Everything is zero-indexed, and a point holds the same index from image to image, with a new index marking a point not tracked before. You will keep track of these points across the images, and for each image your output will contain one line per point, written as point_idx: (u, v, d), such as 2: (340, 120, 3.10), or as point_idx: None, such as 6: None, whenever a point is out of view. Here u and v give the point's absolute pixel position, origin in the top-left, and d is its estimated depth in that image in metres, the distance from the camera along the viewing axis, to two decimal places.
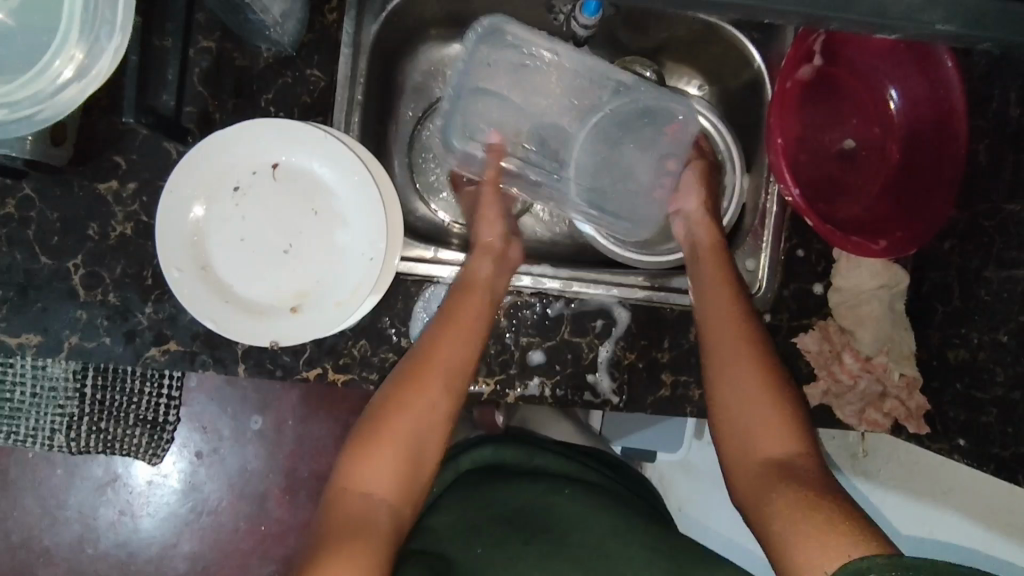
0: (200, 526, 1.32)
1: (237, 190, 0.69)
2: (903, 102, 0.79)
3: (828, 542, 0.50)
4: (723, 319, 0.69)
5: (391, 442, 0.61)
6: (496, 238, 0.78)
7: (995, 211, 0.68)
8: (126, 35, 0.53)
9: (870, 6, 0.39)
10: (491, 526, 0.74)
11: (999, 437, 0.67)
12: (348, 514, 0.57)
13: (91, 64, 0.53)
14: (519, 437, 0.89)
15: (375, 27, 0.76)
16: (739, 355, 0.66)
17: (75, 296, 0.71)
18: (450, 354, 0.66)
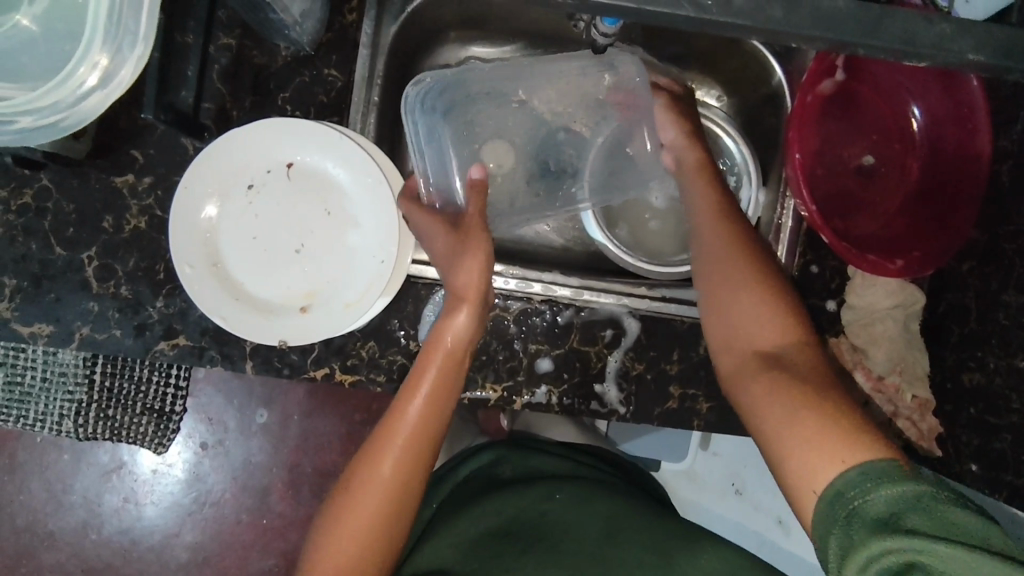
0: (204, 517, 1.32)
1: (250, 188, 0.69)
2: (925, 121, 0.79)
3: (821, 446, 0.49)
4: (712, 233, 0.66)
5: (357, 524, 0.58)
6: (469, 283, 0.63)
7: (1016, 234, 0.67)
8: (148, 45, 0.53)
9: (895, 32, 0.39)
10: (488, 537, 0.73)
11: (1013, 464, 0.66)
12: None
13: (114, 71, 0.53)
14: (519, 443, 0.89)
15: (395, 28, 0.76)
16: (731, 268, 0.62)
17: (88, 288, 0.72)
18: (414, 424, 0.60)
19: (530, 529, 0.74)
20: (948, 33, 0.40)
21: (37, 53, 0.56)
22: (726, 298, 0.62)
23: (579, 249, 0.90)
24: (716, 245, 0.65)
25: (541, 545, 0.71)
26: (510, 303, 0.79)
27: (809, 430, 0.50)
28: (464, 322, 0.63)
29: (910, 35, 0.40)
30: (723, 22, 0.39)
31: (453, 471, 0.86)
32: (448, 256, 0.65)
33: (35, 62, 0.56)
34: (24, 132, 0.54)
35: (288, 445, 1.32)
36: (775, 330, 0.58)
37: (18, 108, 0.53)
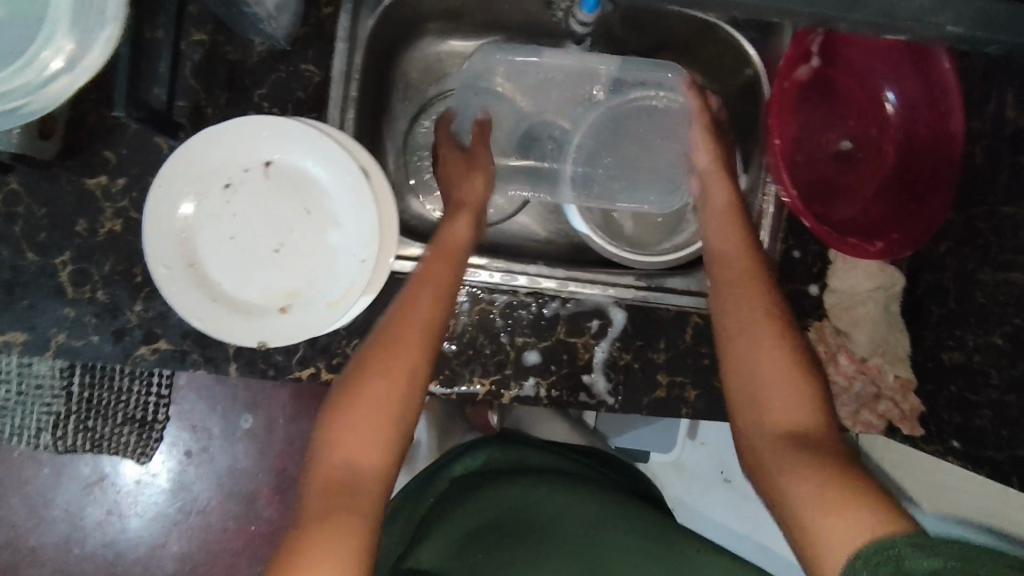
0: (176, 525, 1.30)
1: (227, 187, 0.68)
2: (900, 104, 0.79)
3: (844, 512, 0.48)
4: (733, 280, 0.66)
5: (370, 402, 0.57)
6: (475, 198, 0.78)
7: (991, 214, 0.69)
8: (116, 26, 0.53)
9: (875, 10, 0.40)
10: (486, 528, 0.73)
11: (993, 438, 0.67)
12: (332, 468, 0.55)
13: (81, 55, 0.53)
14: (517, 439, 0.90)
15: (372, 21, 0.75)
16: (753, 320, 0.62)
17: (63, 293, 0.70)
18: (418, 317, 0.63)
19: (514, 520, 0.73)
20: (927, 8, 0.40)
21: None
22: (756, 367, 0.60)
23: (563, 241, 0.90)
24: (736, 295, 0.64)
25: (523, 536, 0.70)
26: (496, 296, 0.78)
27: (847, 514, 0.48)
28: (465, 222, 0.74)
29: (892, 13, 0.40)
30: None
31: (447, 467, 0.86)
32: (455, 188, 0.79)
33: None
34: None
35: (274, 449, 1.30)
36: (801, 406, 0.57)
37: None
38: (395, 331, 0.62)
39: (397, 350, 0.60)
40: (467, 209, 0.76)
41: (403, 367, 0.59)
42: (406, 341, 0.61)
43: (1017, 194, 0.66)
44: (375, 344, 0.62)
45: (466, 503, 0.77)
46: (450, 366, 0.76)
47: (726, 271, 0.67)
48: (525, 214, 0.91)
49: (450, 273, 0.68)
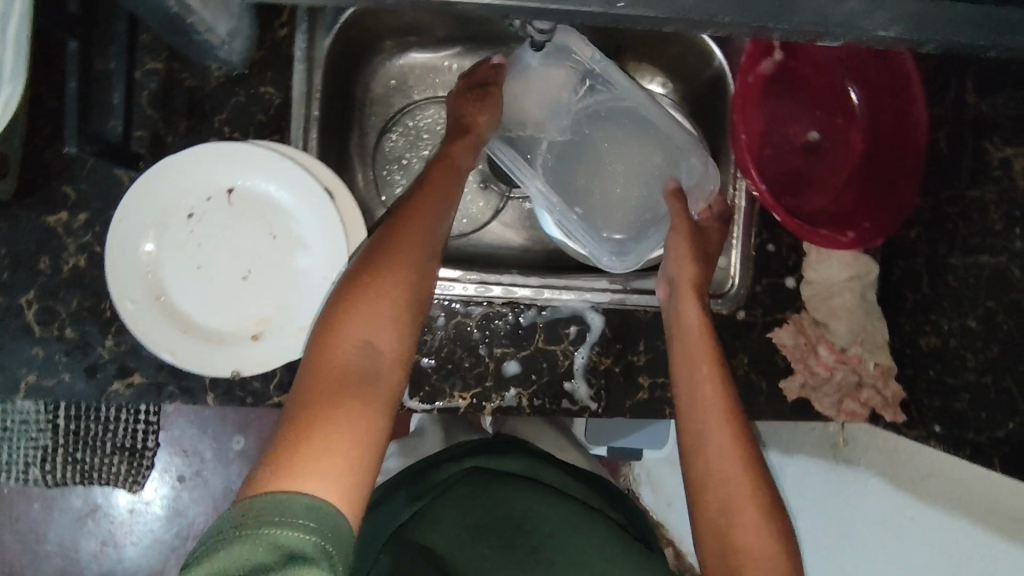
0: (172, 551, 1.29)
1: (191, 216, 0.67)
2: (864, 93, 0.80)
3: None
4: (698, 385, 0.67)
5: (383, 306, 0.58)
6: (479, 115, 0.77)
7: (958, 198, 0.69)
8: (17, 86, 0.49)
9: None
10: (481, 534, 0.72)
11: (973, 422, 0.67)
12: (344, 363, 0.55)
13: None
14: (526, 448, 0.86)
15: (329, 40, 0.75)
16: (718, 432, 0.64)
17: (31, 333, 0.69)
18: (425, 233, 0.65)
19: (525, 532, 0.72)
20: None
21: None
22: (721, 479, 0.62)
23: (540, 247, 0.90)
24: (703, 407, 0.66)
25: (532, 555, 0.69)
26: (471, 308, 0.78)
27: None
28: (465, 152, 0.76)
29: None
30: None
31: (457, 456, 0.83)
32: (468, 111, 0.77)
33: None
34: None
35: None
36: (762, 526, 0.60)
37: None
38: (406, 233, 0.64)
39: (407, 254, 0.62)
40: (468, 137, 0.76)
41: (410, 277, 0.61)
42: (411, 254, 0.62)
43: (981, 177, 0.66)
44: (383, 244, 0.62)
45: (476, 501, 0.75)
46: (431, 381, 0.76)
47: (699, 402, 0.67)
48: (500, 223, 0.91)
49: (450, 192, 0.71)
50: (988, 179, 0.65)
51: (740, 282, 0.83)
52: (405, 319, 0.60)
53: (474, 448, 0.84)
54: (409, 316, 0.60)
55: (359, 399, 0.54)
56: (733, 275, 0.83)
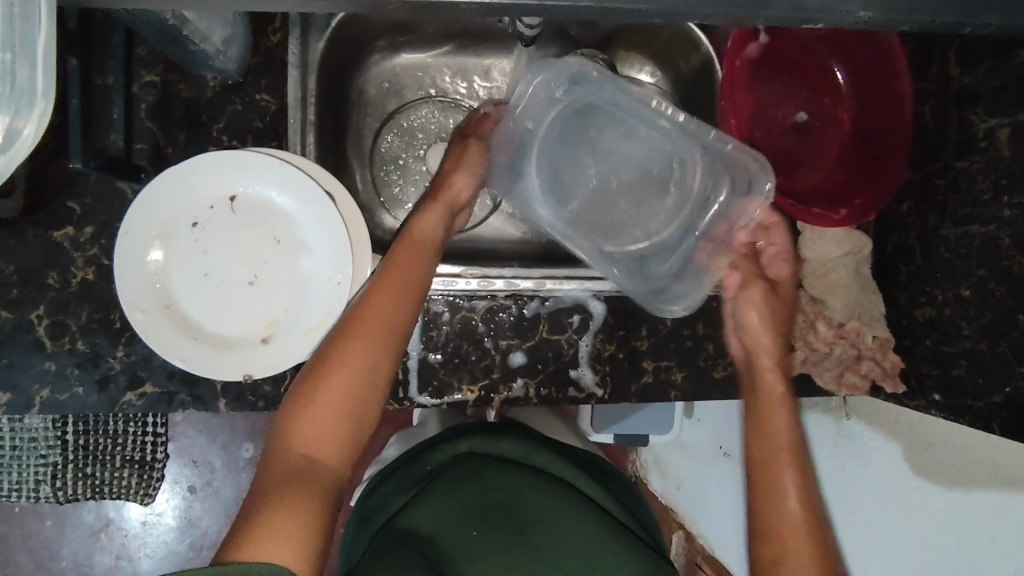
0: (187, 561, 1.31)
1: (195, 225, 0.68)
2: (849, 71, 0.81)
3: None
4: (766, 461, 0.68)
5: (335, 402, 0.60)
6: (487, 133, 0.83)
7: (945, 169, 0.70)
8: (49, 100, 0.44)
9: (789, 3, 0.40)
10: (471, 521, 0.73)
11: (971, 388, 0.68)
12: (287, 461, 0.58)
13: (15, 131, 0.44)
14: (526, 432, 0.88)
15: (322, 44, 0.76)
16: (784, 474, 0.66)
17: (42, 348, 0.70)
18: (385, 315, 0.65)
19: (511, 514, 0.74)
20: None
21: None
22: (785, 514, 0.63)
23: (538, 239, 0.91)
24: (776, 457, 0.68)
25: (518, 535, 0.71)
26: (475, 303, 0.79)
27: None
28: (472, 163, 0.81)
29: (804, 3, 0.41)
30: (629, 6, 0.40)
31: (452, 439, 0.85)
32: (450, 166, 0.82)
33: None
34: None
35: None
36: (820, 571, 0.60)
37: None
38: (366, 316, 0.64)
39: (367, 337, 0.63)
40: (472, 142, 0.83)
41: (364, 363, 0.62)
42: (371, 340, 0.63)
43: (967, 148, 0.68)
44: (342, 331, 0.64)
45: (463, 482, 0.77)
46: (439, 376, 0.77)
47: (762, 469, 0.67)
48: (498, 217, 0.92)
49: (423, 264, 0.71)
50: (975, 149, 0.66)
51: None
52: (355, 414, 0.61)
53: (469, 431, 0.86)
54: (359, 409, 0.61)
55: (306, 492, 0.55)
56: None
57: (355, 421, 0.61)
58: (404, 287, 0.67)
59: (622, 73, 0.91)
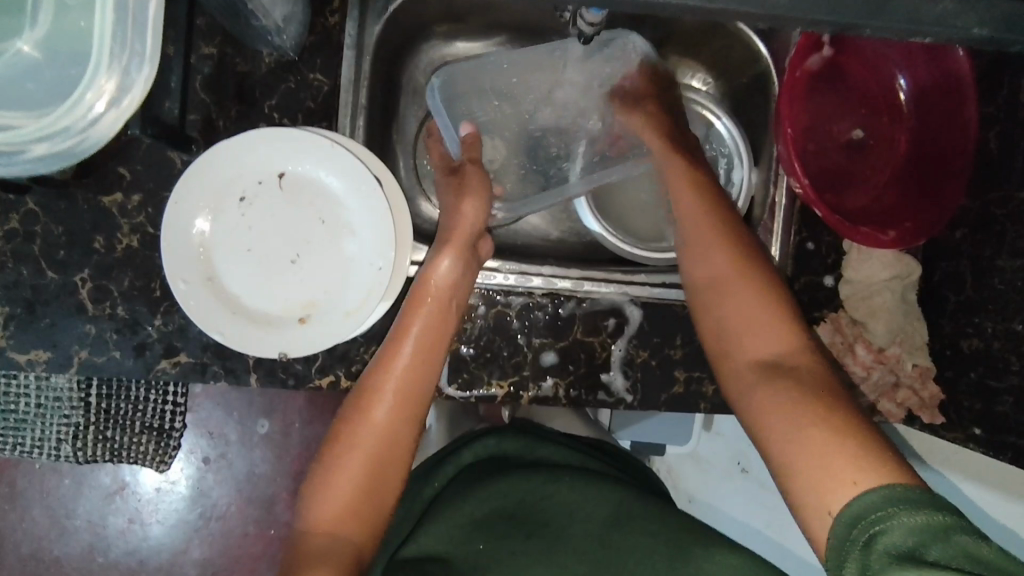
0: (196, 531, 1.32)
1: (243, 200, 0.68)
2: (913, 90, 0.79)
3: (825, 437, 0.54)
4: (714, 251, 0.69)
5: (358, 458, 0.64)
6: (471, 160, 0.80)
7: (1007, 199, 0.68)
8: (155, 65, 0.51)
9: (903, 14, 0.39)
10: (489, 523, 0.74)
11: (1016, 426, 0.67)
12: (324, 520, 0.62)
13: (122, 92, 0.51)
14: (525, 428, 0.87)
15: (378, 28, 0.76)
16: (733, 285, 0.67)
17: (83, 310, 0.71)
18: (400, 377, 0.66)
19: (522, 520, 0.74)
20: (953, 9, 0.39)
21: (42, 81, 0.55)
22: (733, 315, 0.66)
23: (574, 239, 0.90)
24: (716, 259, 0.69)
25: (525, 539, 0.71)
26: (511, 299, 0.78)
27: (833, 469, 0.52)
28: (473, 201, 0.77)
29: (915, 17, 0.39)
30: (725, 11, 0.38)
31: (458, 451, 0.83)
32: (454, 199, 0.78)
33: (39, 90, 0.54)
34: (39, 160, 0.53)
35: (291, 453, 1.31)
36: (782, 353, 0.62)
37: (32, 137, 0.51)
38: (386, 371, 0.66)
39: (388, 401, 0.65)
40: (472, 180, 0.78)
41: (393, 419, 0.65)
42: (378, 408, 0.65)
43: None
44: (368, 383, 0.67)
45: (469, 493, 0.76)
46: (470, 369, 0.77)
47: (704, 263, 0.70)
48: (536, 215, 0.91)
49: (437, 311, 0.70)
50: None
51: (778, 279, 0.83)
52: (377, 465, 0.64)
53: (470, 440, 0.84)
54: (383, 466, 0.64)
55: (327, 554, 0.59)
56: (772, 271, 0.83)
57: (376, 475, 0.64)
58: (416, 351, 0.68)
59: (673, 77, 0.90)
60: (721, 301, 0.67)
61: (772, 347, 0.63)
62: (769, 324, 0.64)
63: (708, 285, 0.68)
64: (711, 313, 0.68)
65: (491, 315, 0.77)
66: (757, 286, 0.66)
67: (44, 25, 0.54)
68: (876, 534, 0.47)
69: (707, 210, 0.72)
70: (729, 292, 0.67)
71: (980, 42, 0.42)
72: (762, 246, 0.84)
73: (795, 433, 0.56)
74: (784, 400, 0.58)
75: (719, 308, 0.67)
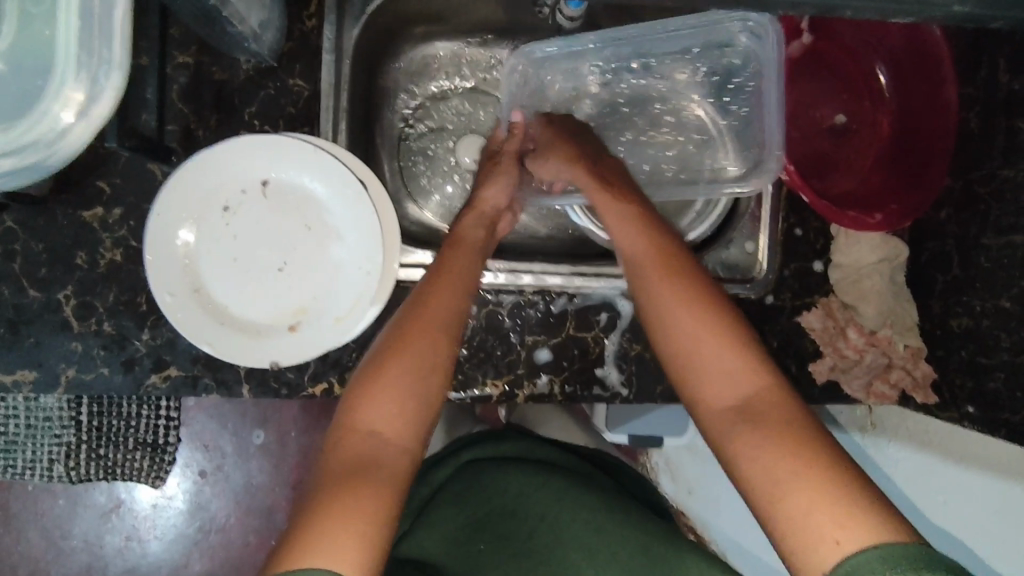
0: (195, 546, 1.31)
1: (226, 209, 0.68)
2: (892, 73, 0.80)
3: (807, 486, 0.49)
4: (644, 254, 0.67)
5: (393, 397, 0.58)
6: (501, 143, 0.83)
7: (990, 177, 0.69)
8: (125, 70, 0.50)
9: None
10: (487, 525, 0.74)
11: (1009, 402, 0.67)
12: (351, 458, 0.55)
13: (91, 103, 0.50)
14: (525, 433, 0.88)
15: (357, 30, 0.75)
16: (664, 292, 0.63)
17: (69, 328, 0.69)
18: (444, 313, 0.64)
19: (517, 519, 0.73)
20: None
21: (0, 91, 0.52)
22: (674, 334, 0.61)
23: (563, 234, 0.90)
24: (650, 266, 0.66)
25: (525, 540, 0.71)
26: (502, 297, 0.78)
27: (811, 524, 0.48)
28: (498, 187, 0.79)
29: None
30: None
31: (456, 452, 0.84)
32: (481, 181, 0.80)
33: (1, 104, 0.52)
34: (8, 175, 0.51)
35: (289, 462, 1.30)
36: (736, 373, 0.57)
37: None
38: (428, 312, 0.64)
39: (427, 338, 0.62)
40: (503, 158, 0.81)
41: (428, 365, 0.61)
42: (418, 347, 0.61)
43: (1014, 156, 0.66)
44: (398, 335, 0.62)
45: (467, 495, 0.77)
46: (464, 370, 0.76)
47: (640, 263, 0.67)
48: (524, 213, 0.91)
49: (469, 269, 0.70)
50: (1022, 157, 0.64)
51: (768, 266, 0.83)
52: (418, 399, 0.59)
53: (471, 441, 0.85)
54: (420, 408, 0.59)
55: (365, 489, 0.52)
56: (761, 260, 0.83)
57: (414, 414, 0.59)
58: (449, 298, 0.66)
59: None
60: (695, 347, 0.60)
61: (738, 387, 0.57)
62: (731, 367, 0.58)
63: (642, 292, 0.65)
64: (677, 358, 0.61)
65: (481, 315, 0.77)
66: (699, 291, 0.63)
67: (8, 35, 0.52)
68: None
69: (640, 227, 0.69)
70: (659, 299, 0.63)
71: (956, 19, 0.42)
72: (750, 235, 0.84)
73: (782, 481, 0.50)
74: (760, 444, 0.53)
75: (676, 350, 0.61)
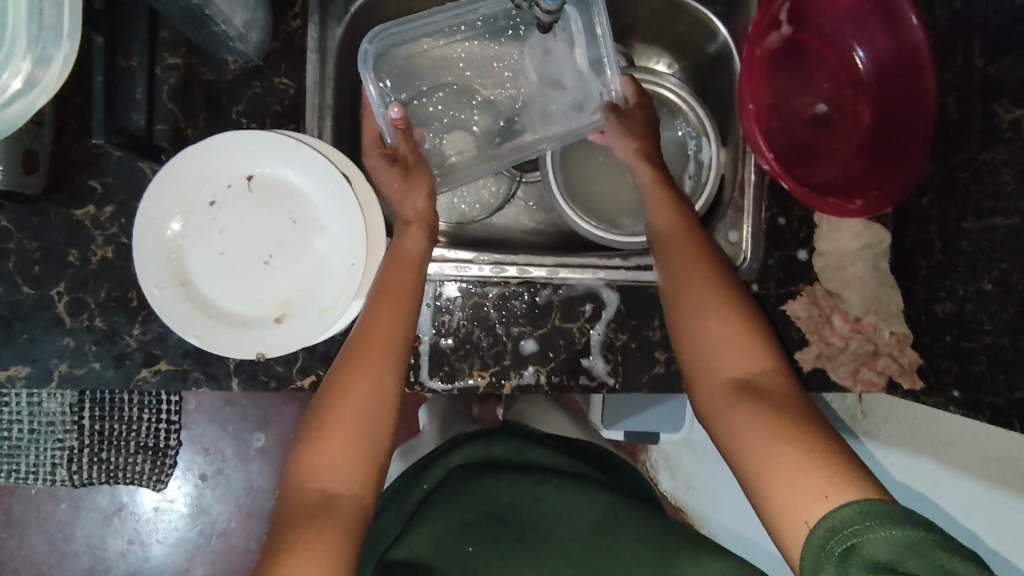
0: (196, 549, 1.32)
1: (213, 204, 0.69)
2: (871, 62, 0.80)
3: (801, 467, 0.54)
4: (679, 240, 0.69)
5: (340, 436, 0.60)
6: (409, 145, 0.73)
7: (969, 162, 0.69)
8: (73, 43, 0.53)
9: None
10: (482, 524, 0.73)
11: (993, 385, 0.66)
12: (307, 498, 0.58)
13: (38, 73, 0.52)
14: (513, 433, 0.89)
15: (341, 29, 0.77)
16: (696, 278, 0.66)
17: (62, 324, 0.71)
18: (382, 342, 0.63)
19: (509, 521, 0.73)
20: None
21: None
22: (697, 323, 0.65)
23: (552, 229, 0.91)
24: (681, 250, 0.68)
25: (514, 542, 0.71)
26: (488, 289, 0.79)
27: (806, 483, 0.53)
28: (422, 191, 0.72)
29: None
30: None
31: (446, 455, 0.83)
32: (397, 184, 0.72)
33: None
34: None
35: None
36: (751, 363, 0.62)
37: None
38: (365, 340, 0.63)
39: (365, 364, 0.62)
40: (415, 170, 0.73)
41: (367, 401, 0.61)
42: (357, 381, 0.62)
43: (991, 140, 0.66)
44: (349, 358, 0.63)
45: (458, 498, 0.76)
46: (451, 361, 0.77)
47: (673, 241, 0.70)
48: (512, 209, 0.92)
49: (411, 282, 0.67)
50: (999, 141, 0.65)
51: (752, 256, 0.83)
52: (364, 434, 0.60)
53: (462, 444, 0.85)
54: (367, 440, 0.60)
55: (322, 530, 0.56)
56: (745, 250, 0.84)
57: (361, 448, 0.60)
58: (391, 327, 0.64)
59: (639, 64, 0.93)
60: (729, 354, 0.62)
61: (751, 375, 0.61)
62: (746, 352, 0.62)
63: (670, 275, 0.68)
64: (699, 358, 0.63)
65: (465, 306, 0.78)
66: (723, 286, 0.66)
67: None
68: (853, 547, 0.48)
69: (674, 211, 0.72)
70: (686, 287, 0.66)
71: None
72: (733, 224, 0.85)
73: (788, 494, 0.54)
74: (785, 459, 0.55)
75: (719, 370, 0.62)
